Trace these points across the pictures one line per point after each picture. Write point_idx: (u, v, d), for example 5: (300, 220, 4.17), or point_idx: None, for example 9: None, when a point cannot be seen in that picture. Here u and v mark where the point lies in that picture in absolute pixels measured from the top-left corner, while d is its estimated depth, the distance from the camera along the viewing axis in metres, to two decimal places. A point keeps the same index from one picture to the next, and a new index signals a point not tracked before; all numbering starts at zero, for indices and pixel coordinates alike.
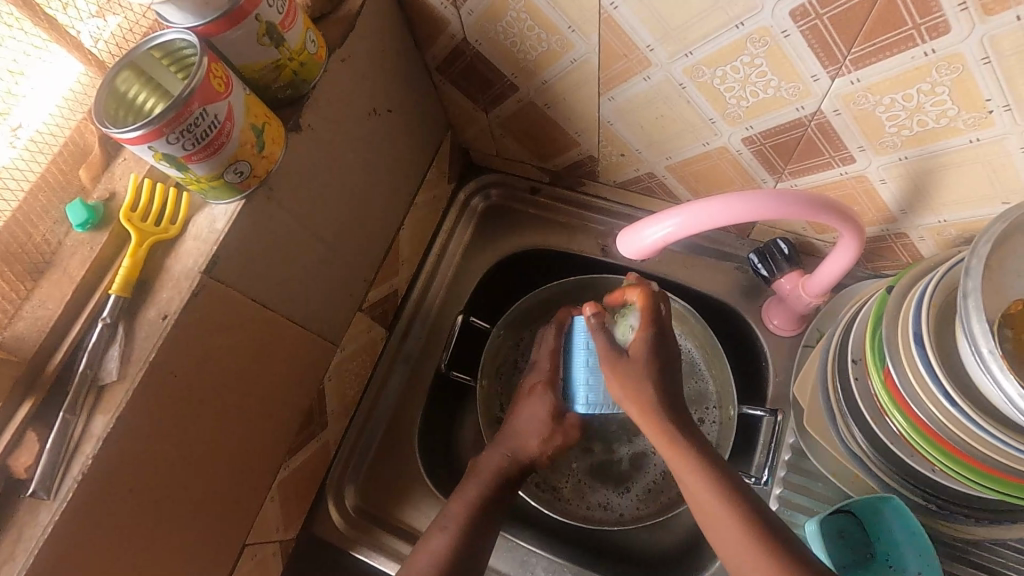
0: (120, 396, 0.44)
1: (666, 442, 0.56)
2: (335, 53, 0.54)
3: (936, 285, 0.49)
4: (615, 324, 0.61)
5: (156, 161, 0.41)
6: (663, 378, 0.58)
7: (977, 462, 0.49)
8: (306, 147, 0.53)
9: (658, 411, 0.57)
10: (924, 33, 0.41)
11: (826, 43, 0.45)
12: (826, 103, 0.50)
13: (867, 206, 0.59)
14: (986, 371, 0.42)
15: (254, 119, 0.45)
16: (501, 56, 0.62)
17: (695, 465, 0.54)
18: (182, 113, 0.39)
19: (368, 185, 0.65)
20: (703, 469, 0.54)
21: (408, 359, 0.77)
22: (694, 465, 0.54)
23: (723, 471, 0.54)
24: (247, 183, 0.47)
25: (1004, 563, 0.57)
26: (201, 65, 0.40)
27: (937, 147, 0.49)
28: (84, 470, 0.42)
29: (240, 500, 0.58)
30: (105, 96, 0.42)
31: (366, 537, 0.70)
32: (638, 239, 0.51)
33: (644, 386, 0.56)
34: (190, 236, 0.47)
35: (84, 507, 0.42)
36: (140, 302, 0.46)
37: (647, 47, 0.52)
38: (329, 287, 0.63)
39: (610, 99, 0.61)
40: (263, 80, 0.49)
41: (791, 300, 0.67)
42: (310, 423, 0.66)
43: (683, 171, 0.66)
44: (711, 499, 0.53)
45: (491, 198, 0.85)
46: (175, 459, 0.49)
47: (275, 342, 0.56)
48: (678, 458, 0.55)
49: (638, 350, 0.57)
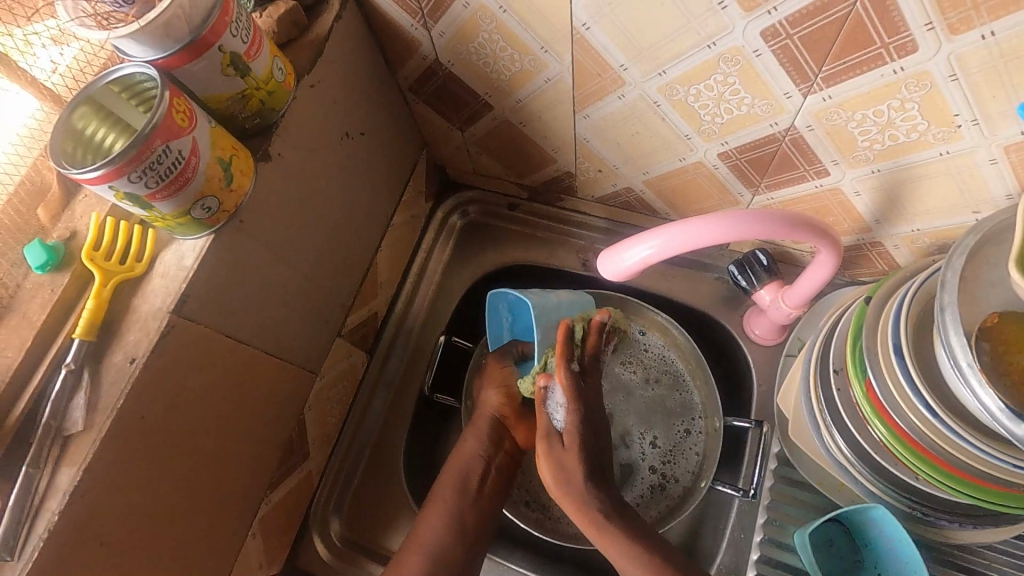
0: (87, 446, 0.42)
1: (596, 534, 0.54)
2: (304, 79, 0.53)
3: (913, 296, 0.49)
4: (553, 390, 0.57)
5: (118, 200, 0.40)
6: (596, 451, 0.56)
7: (959, 471, 0.49)
8: (275, 176, 0.52)
9: (586, 505, 0.54)
10: (893, 51, 0.41)
11: (797, 62, 0.45)
12: (800, 119, 0.50)
13: (842, 216, 0.59)
14: (965, 383, 0.42)
15: (220, 152, 0.44)
16: (474, 76, 0.61)
17: (616, 545, 0.54)
18: (143, 151, 0.38)
19: (343, 210, 0.64)
20: (634, 552, 0.53)
21: (390, 383, 0.76)
22: (611, 538, 0.54)
23: (642, 545, 0.53)
24: (216, 217, 0.46)
25: (989, 564, 0.58)
26: (161, 100, 0.39)
27: (908, 159, 0.49)
28: (50, 527, 0.40)
29: (219, 542, 0.56)
30: (61, 135, 0.40)
31: (353, 568, 0.68)
32: (619, 261, 0.51)
33: (570, 475, 0.54)
34: (158, 273, 0.46)
35: (50, 567, 0.40)
36: (106, 345, 0.44)
37: (621, 67, 0.52)
38: (306, 315, 0.61)
39: (584, 117, 0.60)
40: (230, 111, 0.47)
41: (771, 310, 0.67)
42: (290, 455, 0.64)
43: (660, 186, 0.66)
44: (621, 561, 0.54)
45: (468, 215, 0.84)
46: (149, 506, 0.47)
47: (252, 376, 0.55)
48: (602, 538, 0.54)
49: (571, 436, 0.55)
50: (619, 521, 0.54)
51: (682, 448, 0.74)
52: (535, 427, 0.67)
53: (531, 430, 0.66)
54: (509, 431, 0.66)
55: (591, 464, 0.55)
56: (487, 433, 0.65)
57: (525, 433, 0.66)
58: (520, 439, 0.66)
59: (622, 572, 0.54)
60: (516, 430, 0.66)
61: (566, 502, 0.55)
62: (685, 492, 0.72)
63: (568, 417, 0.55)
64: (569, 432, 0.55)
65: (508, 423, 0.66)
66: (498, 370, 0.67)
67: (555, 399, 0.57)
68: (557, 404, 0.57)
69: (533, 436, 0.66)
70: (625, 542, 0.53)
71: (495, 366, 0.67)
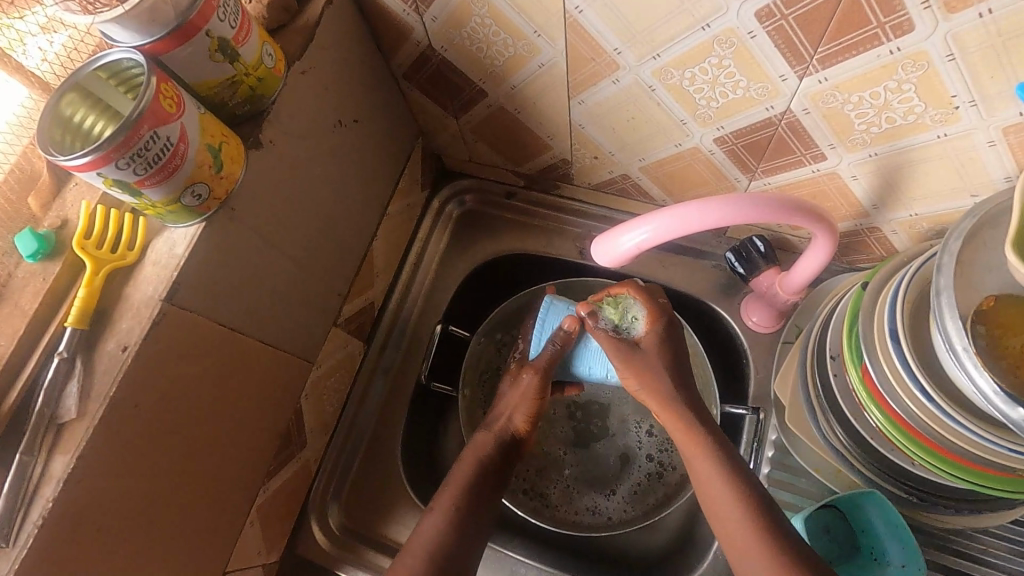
0: (80, 433, 0.42)
1: (683, 429, 0.59)
2: (294, 66, 0.53)
3: (910, 279, 0.49)
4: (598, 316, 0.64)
5: (107, 187, 0.40)
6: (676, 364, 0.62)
7: (955, 456, 0.49)
8: (267, 164, 0.51)
9: (673, 403, 0.60)
10: (889, 31, 0.40)
11: (792, 44, 0.44)
12: (795, 102, 0.50)
13: (839, 201, 0.59)
14: (959, 367, 0.42)
15: (210, 139, 0.44)
16: (467, 62, 0.60)
17: (708, 453, 0.57)
18: (131, 137, 0.37)
19: (338, 198, 0.63)
20: (716, 457, 0.56)
21: (387, 372, 0.76)
22: (700, 445, 0.57)
23: (734, 464, 0.56)
24: (207, 205, 0.46)
25: (984, 549, 0.58)
26: (148, 85, 0.38)
27: (905, 142, 0.49)
28: (45, 514, 0.40)
29: (217, 530, 0.56)
30: (48, 122, 0.40)
31: (352, 555, 0.69)
32: (614, 246, 0.51)
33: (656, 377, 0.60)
34: (150, 261, 0.46)
35: (47, 553, 0.40)
36: (99, 333, 0.44)
37: (614, 50, 0.51)
38: (301, 305, 0.61)
39: (580, 103, 0.60)
40: (220, 98, 0.47)
41: (769, 296, 0.67)
42: (287, 443, 0.64)
43: (656, 172, 0.66)
44: (705, 472, 0.57)
45: (465, 203, 0.84)
46: (145, 494, 0.47)
47: (247, 364, 0.55)
48: (691, 446, 0.58)
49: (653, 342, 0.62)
50: (712, 435, 0.58)
51: None
52: (536, 417, 0.68)
53: (535, 418, 0.68)
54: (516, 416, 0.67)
55: (673, 374, 0.61)
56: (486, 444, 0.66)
57: (537, 435, 0.68)
58: (522, 425, 0.67)
59: (698, 478, 0.57)
60: (530, 434, 0.68)
61: (654, 402, 0.61)
62: (683, 479, 0.74)
63: (646, 330, 0.62)
64: (652, 338, 0.62)
65: (518, 409, 0.67)
66: (532, 398, 0.66)
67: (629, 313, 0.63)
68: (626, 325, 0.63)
69: (534, 425, 0.68)
70: (715, 454, 0.56)
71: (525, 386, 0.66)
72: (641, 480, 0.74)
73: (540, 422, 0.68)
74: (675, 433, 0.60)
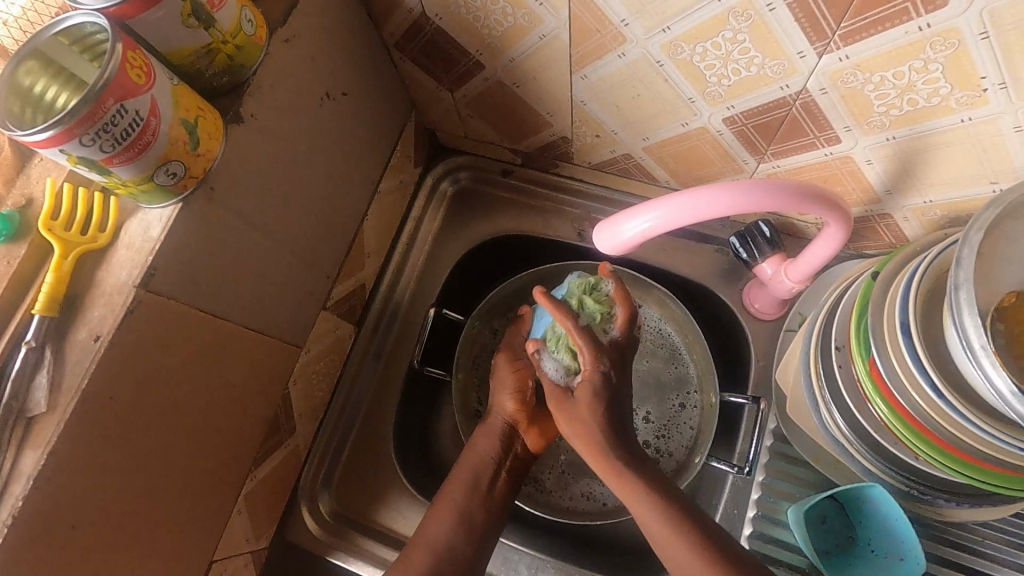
0: (51, 428, 0.39)
1: (616, 479, 0.54)
2: (277, 33, 0.49)
3: (925, 270, 0.47)
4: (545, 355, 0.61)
5: (72, 165, 0.36)
6: (614, 409, 0.56)
7: (962, 453, 0.48)
8: (249, 139, 0.48)
9: (605, 450, 0.55)
10: (920, 6, 0.37)
11: (814, 18, 0.41)
12: (813, 81, 0.47)
13: (851, 186, 0.56)
14: (976, 364, 0.40)
15: (184, 113, 0.40)
16: (464, 32, 0.57)
17: (641, 497, 0.53)
18: (95, 110, 0.34)
19: (326, 176, 0.60)
20: (650, 496, 0.52)
21: (379, 355, 0.74)
22: (634, 487, 0.53)
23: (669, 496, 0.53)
24: (182, 184, 0.42)
25: (981, 541, 0.58)
26: (112, 53, 0.35)
27: (926, 126, 0.46)
28: (15, 513, 0.38)
29: (202, 519, 0.55)
30: (4, 93, 0.36)
31: (343, 542, 0.67)
32: (616, 234, 0.48)
33: (586, 425, 0.55)
34: (122, 244, 0.43)
35: (19, 552, 0.39)
36: (70, 321, 0.42)
37: (622, 22, 0.48)
38: (288, 287, 0.58)
39: (582, 78, 0.56)
40: (196, 67, 0.43)
41: (773, 284, 0.65)
42: (275, 430, 0.62)
43: (660, 153, 0.63)
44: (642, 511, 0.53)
45: (459, 181, 0.80)
46: (124, 488, 0.45)
47: (231, 351, 0.52)
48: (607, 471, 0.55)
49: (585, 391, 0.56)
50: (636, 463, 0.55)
51: (677, 423, 0.73)
52: (546, 429, 0.65)
53: (540, 432, 0.65)
54: (519, 435, 0.64)
55: (610, 418, 0.56)
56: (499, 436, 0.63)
57: (535, 435, 0.64)
58: (530, 443, 0.64)
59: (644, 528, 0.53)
60: (528, 434, 0.64)
61: (585, 449, 0.56)
62: (678, 467, 0.71)
63: (585, 381, 0.56)
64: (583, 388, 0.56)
65: (520, 427, 0.64)
66: (513, 372, 0.65)
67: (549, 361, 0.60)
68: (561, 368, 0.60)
69: (544, 438, 0.65)
70: (631, 470, 0.54)
71: (507, 365, 0.66)
72: None
73: (550, 431, 0.65)
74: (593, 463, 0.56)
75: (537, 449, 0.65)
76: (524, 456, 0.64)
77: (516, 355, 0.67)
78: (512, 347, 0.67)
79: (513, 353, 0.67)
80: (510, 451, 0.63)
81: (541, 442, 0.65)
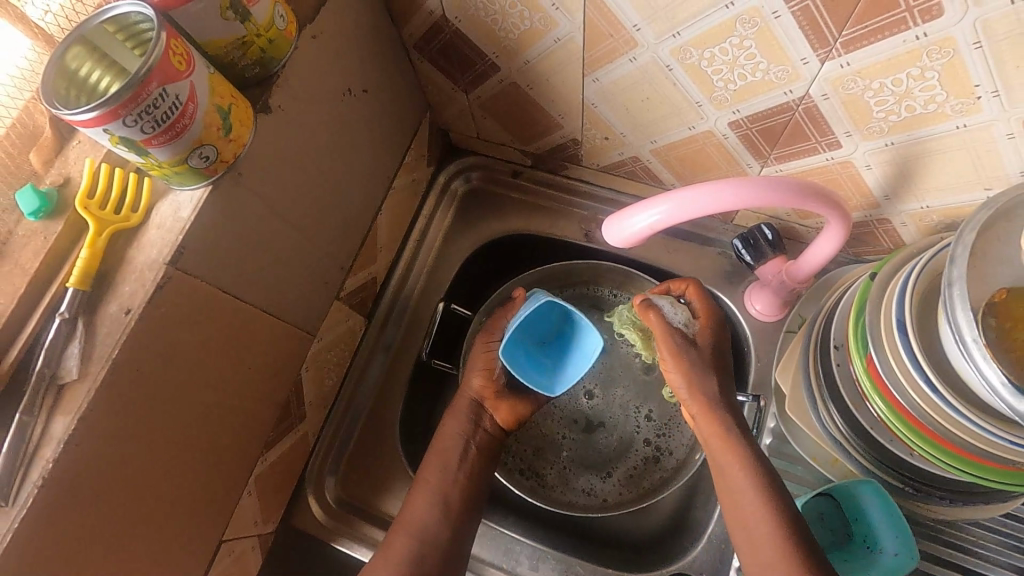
0: (81, 395, 0.41)
1: (719, 438, 0.60)
2: (305, 29, 0.51)
3: (921, 271, 0.49)
4: (661, 300, 0.69)
5: (113, 145, 0.38)
6: (719, 364, 0.65)
7: (956, 447, 0.49)
8: (275, 129, 0.50)
9: (714, 406, 0.62)
10: (917, 15, 0.40)
11: (817, 25, 0.43)
12: (815, 87, 0.49)
13: (851, 191, 0.58)
14: (969, 358, 0.42)
15: (219, 100, 0.43)
16: (481, 34, 0.59)
17: (741, 459, 0.58)
18: (139, 93, 0.36)
19: (345, 169, 0.62)
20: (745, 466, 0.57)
21: (388, 347, 0.76)
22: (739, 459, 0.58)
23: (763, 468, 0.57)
24: (213, 168, 0.45)
25: (974, 540, 0.59)
26: (158, 41, 0.37)
27: (922, 132, 0.48)
28: (45, 475, 0.40)
29: (215, 498, 0.56)
30: (53, 74, 0.38)
31: (347, 528, 0.69)
32: (626, 227, 0.50)
33: (704, 377, 0.64)
34: (154, 224, 0.45)
35: (46, 514, 0.40)
36: (102, 295, 0.43)
37: (634, 27, 0.50)
38: (305, 276, 0.60)
39: (594, 81, 0.59)
40: (229, 59, 0.46)
41: (773, 284, 0.67)
42: (287, 415, 0.64)
43: (668, 156, 0.65)
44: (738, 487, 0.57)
45: (471, 180, 0.83)
46: (146, 458, 0.47)
47: (251, 333, 0.54)
48: (725, 452, 0.59)
49: (702, 337, 0.67)
50: (749, 445, 0.59)
51: (678, 421, 0.75)
52: (514, 405, 0.69)
53: (510, 407, 0.69)
54: (489, 411, 0.69)
55: (717, 375, 0.64)
56: (467, 416, 0.68)
57: (505, 410, 0.69)
58: (500, 417, 0.69)
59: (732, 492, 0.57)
60: (495, 408, 0.69)
61: (694, 404, 0.64)
62: (679, 464, 0.74)
63: (703, 328, 0.67)
64: (700, 335, 0.67)
65: (488, 403, 0.69)
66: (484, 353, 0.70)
67: (668, 303, 0.68)
68: (679, 317, 0.68)
69: (513, 413, 0.69)
70: (746, 458, 0.58)
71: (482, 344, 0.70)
72: (637, 463, 0.75)
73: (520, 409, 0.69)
74: (711, 440, 0.61)
75: (509, 425, 0.69)
76: (493, 431, 0.69)
77: (491, 337, 0.70)
78: (488, 328, 0.71)
79: (490, 334, 0.71)
80: (480, 427, 0.68)
81: (511, 418, 0.69)
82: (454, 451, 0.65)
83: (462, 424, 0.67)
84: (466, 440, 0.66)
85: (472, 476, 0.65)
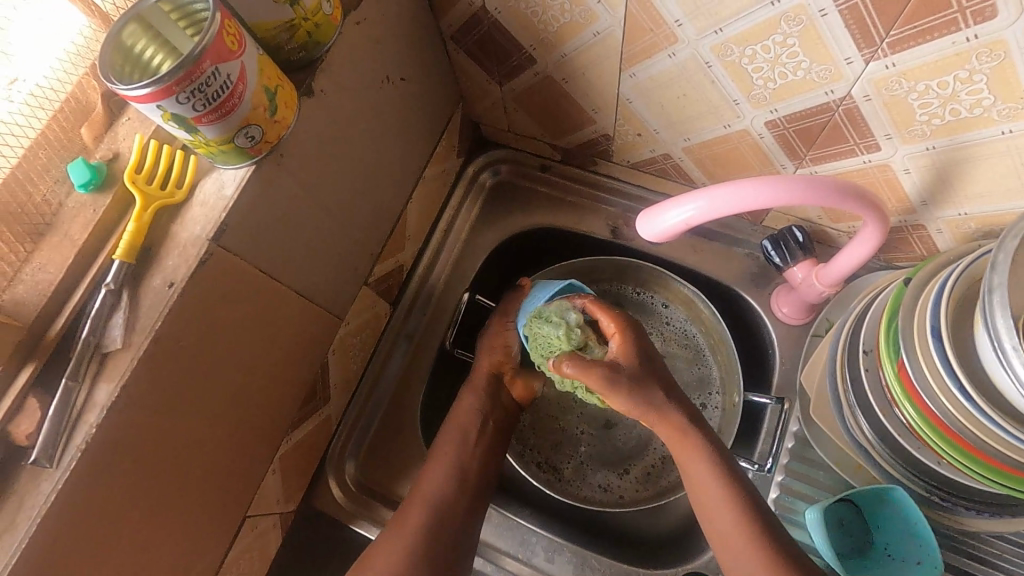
0: (125, 364, 0.42)
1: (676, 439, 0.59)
2: (350, 15, 0.52)
3: (957, 277, 0.48)
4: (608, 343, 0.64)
5: (164, 121, 0.39)
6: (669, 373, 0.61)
7: (989, 458, 0.48)
8: (318, 114, 0.51)
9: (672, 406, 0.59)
10: (969, 17, 0.39)
11: (863, 25, 0.43)
12: (857, 87, 0.48)
13: (887, 196, 0.58)
14: (1008, 367, 0.41)
15: (266, 81, 0.43)
16: (520, 26, 0.59)
17: (698, 455, 0.58)
18: (192, 71, 0.37)
19: (380, 157, 0.63)
20: (711, 463, 0.57)
21: (411, 335, 0.77)
22: (696, 451, 0.58)
23: (722, 457, 0.58)
24: (257, 148, 0.46)
25: (1000, 554, 0.58)
26: (213, 21, 0.38)
27: (965, 137, 0.48)
28: (87, 440, 0.41)
29: (242, 473, 0.57)
30: (111, 50, 0.39)
31: (366, 511, 0.69)
32: (659, 222, 0.50)
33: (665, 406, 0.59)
34: (197, 201, 0.46)
35: (88, 477, 0.41)
36: (145, 268, 0.45)
37: (675, 22, 0.50)
38: (337, 262, 0.61)
39: (631, 76, 0.59)
40: (277, 42, 0.47)
41: (803, 289, 0.66)
42: (312, 396, 0.65)
43: (700, 154, 0.65)
44: (699, 474, 0.58)
45: (499, 173, 0.83)
46: (180, 429, 0.48)
47: (284, 313, 0.55)
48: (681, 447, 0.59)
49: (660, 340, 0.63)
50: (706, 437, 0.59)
51: None
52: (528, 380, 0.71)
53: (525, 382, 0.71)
54: (506, 386, 0.70)
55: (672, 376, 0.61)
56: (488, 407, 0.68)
57: (520, 385, 0.70)
58: (516, 392, 0.70)
59: (697, 486, 0.58)
60: (511, 384, 0.70)
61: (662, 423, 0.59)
62: None
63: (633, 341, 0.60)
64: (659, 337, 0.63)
65: (505, 377, 0.70)
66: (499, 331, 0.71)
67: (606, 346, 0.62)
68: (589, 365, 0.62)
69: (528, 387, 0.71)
70: (706, 452, 0.58)
71: (496, 325, 0.71)
72: (655, 462, 0.75)
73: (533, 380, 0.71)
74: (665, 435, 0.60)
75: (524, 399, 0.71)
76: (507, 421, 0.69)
77: (505, 317, 0.71)
78: (501, 310, 0.72)
79: (504, 315, 0.71)
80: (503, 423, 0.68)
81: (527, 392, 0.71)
82: (470, 425, 0.66)
83: (483, 415, 0.67)
84: (485, 431, 0.66)
85: (486, 464, 0.65)
